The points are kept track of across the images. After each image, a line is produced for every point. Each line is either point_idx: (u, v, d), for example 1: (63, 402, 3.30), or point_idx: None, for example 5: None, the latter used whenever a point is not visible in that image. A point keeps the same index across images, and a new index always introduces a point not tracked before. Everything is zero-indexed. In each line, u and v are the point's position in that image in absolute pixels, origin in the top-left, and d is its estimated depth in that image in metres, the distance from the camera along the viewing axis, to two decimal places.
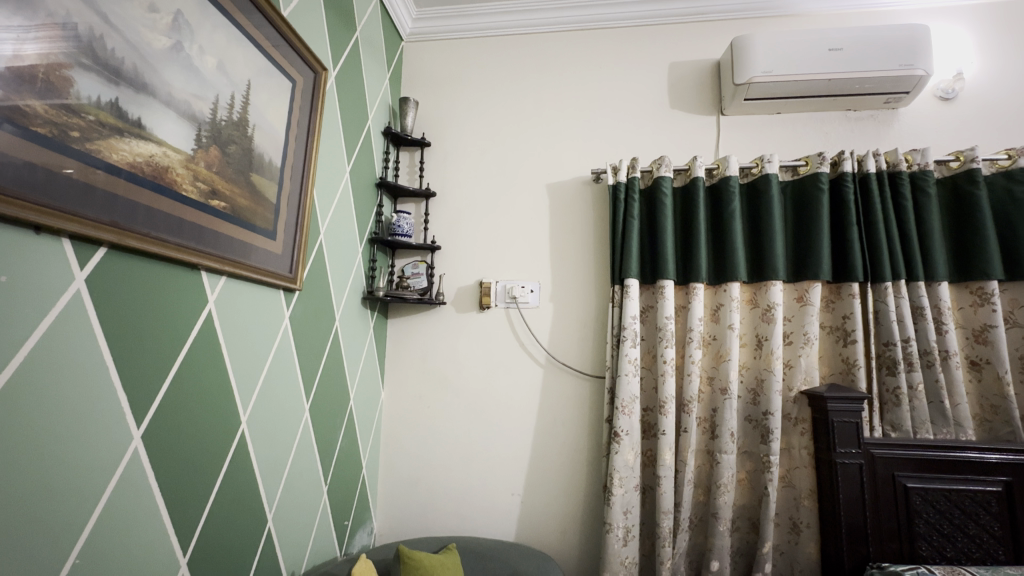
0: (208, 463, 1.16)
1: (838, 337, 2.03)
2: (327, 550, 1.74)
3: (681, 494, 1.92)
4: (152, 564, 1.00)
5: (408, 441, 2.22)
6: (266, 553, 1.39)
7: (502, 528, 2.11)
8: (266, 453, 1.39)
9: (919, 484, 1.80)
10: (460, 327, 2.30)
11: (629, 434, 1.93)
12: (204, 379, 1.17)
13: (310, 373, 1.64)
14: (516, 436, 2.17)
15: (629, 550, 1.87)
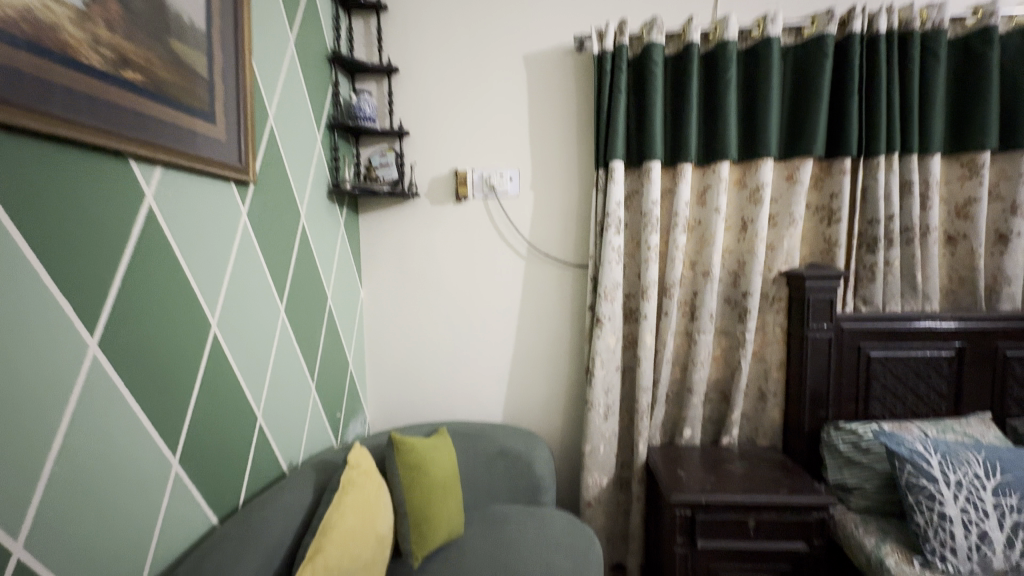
0: (182, 368, 1.12)
1: (823, 217, 2.00)
2: (323, 440, 1.80)
3: (659, 371, 2.02)
4: (141, 465, 1.00)
5: (392, 337, 2.23)
6: (260, 446, 1.43)
7: (490, 412, 2.22)
8: (244, 354, 1.36)
9: (880, 353, 1.92)
10: (436, 220, 2.18)
11: (611, 319, 1.96)
12: (159, 283, 1.07)
13: (279, 274, 1.55)
14: (500, 327, 2.19)
15: (609, 423, 2.00)
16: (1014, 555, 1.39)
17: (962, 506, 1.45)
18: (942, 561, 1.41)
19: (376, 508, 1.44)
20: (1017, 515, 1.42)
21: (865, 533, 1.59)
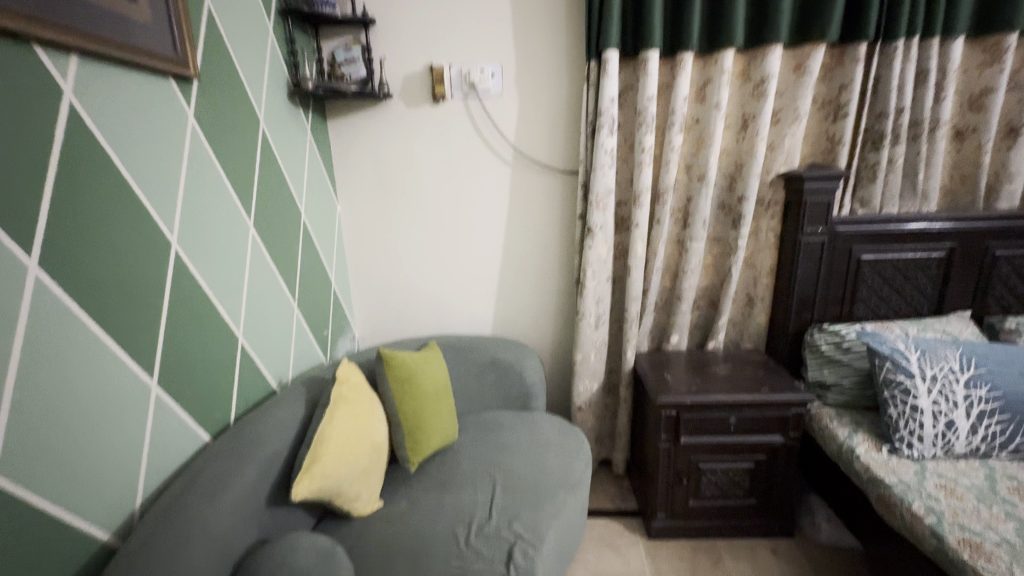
0: (144, 289, 1.04)
1: (829, 112, 1.86)
2: (312, 358, 1.79)
3: (650, 281, 1.99)
4: (114, 389, 0.96)
5: (375, 253, 2.14)
6: (246, 366, 1.40)
7: (479, 325, 2.22)
8: (214, 274, 1.27)
9: (872, 256, 1.90)
10: (413, 125, 1.99)
11: (603, 229, 1.88)
12: (99, 197, 0.95)
13: (242, 185, 1.42)
14: (486, 240, 2.11)
15: (599, 333, 2.01)
16: (975, 440, 1.48)
17: (934, 398, 1.51)
18: (908, 448, 1.50)
19: (370, 420, 1.45)
20: (985, 404, 1.49)
21: (838, 426, 1.67)
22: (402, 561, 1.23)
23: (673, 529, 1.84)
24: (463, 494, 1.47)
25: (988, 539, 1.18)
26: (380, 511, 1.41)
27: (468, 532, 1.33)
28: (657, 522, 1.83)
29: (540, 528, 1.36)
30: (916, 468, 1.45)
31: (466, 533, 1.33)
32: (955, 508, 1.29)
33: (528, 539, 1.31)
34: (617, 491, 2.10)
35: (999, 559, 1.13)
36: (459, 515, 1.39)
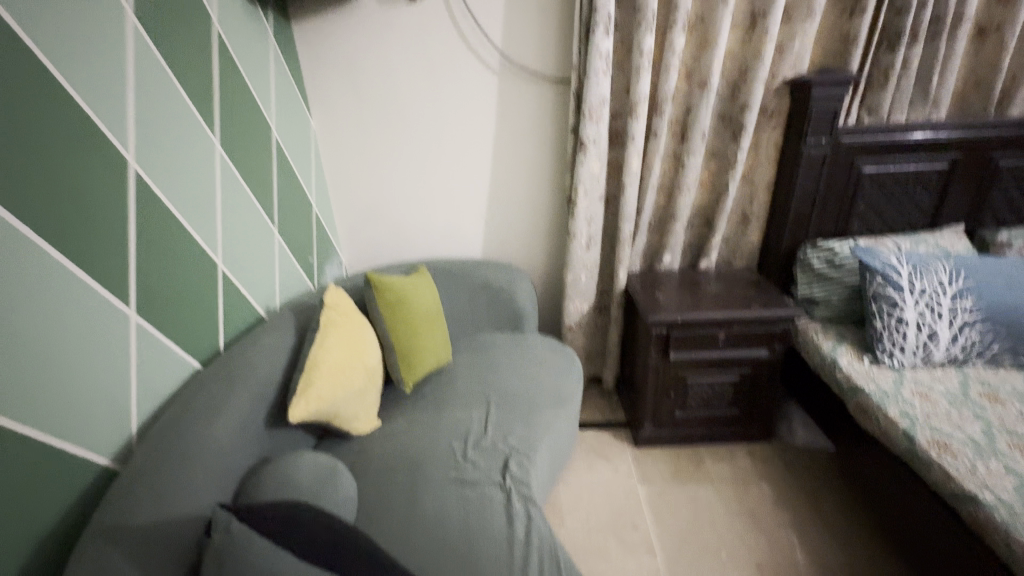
0: (104, 212, 0.97)
1: (845, 8, 1.70)
2: (298, 284, 1.75)
3: (644, 199, 1.93)
4: (89, 318, 0.92)
5: (357, 174, 2.02)
6: (229, 293, 1.36)
7: (469, 249, 2.17)
8: (182, 197, 1.19)
9: (873, 169, 1.83)
10: (388, 27, 1.79)
11: (596, 143, 1.78)
12: (35, 106, 0.85)
13: (200, 96, 1.28)
14: (474, 157, 2.00)
15: (591, 254, 1.98)
16: (954, 349, 1.52)
17: (920, 311, 1.53)
18: (889, 358, 1.55)
19: (362, 344, 1.44)
20: (969, 315, 1.52)
21: (823, 339, 1.71)
22: (402, 473, 1.28)
23: (659, 437, 1.94)
24: (459, 411, 1.51)
25: (956, 439, 1.26)
26: (378, 429, 1.45)
27: (465, 446, 1.38)
28: (644, 432, 1.93)
29: (534, 440, 1.42)
30: (894, 377, 1.50)
31: (462, 447, 1.38)
32: (928, 412, 1.36)
33: (523, 451, 1.37)
34: (606, 405, 2.19)
35: (964, 456, 1.21)
36: (455, 431, 1.43)
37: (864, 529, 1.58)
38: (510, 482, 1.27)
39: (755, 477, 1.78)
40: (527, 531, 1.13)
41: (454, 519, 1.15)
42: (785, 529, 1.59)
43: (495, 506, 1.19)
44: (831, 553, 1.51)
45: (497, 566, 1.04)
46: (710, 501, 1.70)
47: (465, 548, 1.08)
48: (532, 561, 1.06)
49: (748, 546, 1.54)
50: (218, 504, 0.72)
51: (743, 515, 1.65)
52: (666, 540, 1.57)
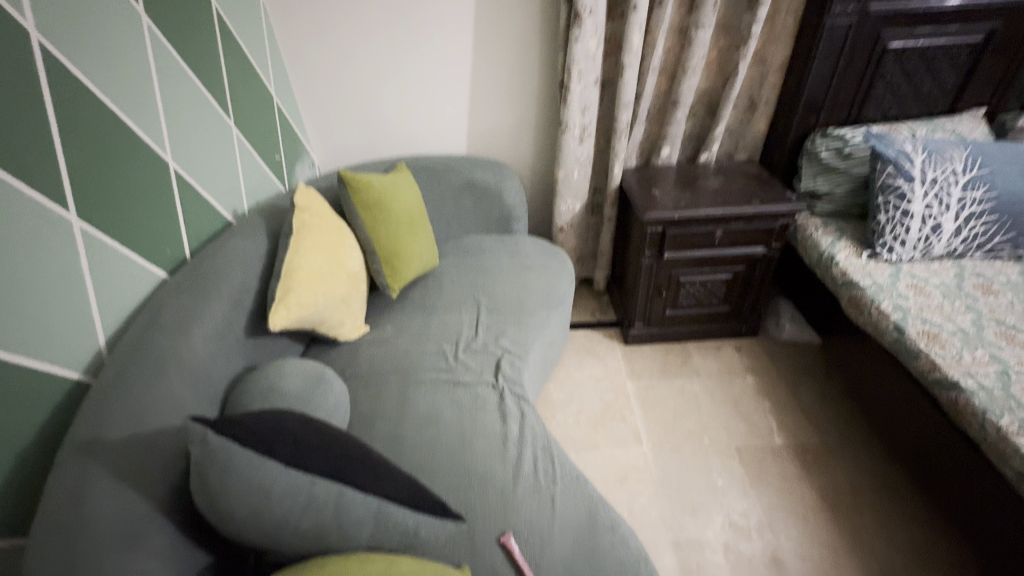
0: (12, 95, 0.81)
1: None
2: (267, 187, 1.60)
3: (645, 83, 1.74)
4: (23, 223, 0.81)
5: (319, 58, 1.77)
6: (187, 196, 1.23)
7: (453, 145, 1.99)
8: (110, 79, 1.01)
9: (900, 44, 1.64)
10: None
11: (592, 15, 1.55)
12: None
13: None
14: (452, 34, 1.74)
15: (584, 148, 1.83)
16: (955, 242, 1.48)
17: (927, 203, 1.47)
18: (889, 252, 1.51)
19: (342, 249, 1.35)
20: (977, 206, 1.46)
21: (822, 235, 1.65)
22: (394, 377, 1.28)
23: (648, 336, 1.96)
24: (448, 315, 1.48)
25: (946, 329, 1.27)
26: (367, 335, 1.42)
27: (456, 350, 1.36)
28: (634, 331, 1.95)
29: (526, 342, 1.40)
30: (891, 271, 1.48)
31: (454, 350, 1.36)
32: (921, 305, 1.35)
33: (515, 352, 1.36)
34: (596, 306, 2.19)
35: (952, 346, 1.22)
36: (445, 336, 1.41)
37: (839, 412, 1.66)
38: (503, 382, 1.27)
39: (740, 370, 1.84)
40: (520, 427, 1.15)
41: (448, 418, 1.16)
42: (764, 415, 1.68)
43: (489, 405, 1.20)
44: (806, 435, 1.61)
45: (491, 459, 1.07)
46: (695, 393, 1.77)
47: (459, 445, 1.10)
48: (525, 453, 1.08)
49: (729, 431, 1.63)
50: (191, 417, 0.67)
51: (726, 403, 1.72)
52: (652, 429, 1.65)
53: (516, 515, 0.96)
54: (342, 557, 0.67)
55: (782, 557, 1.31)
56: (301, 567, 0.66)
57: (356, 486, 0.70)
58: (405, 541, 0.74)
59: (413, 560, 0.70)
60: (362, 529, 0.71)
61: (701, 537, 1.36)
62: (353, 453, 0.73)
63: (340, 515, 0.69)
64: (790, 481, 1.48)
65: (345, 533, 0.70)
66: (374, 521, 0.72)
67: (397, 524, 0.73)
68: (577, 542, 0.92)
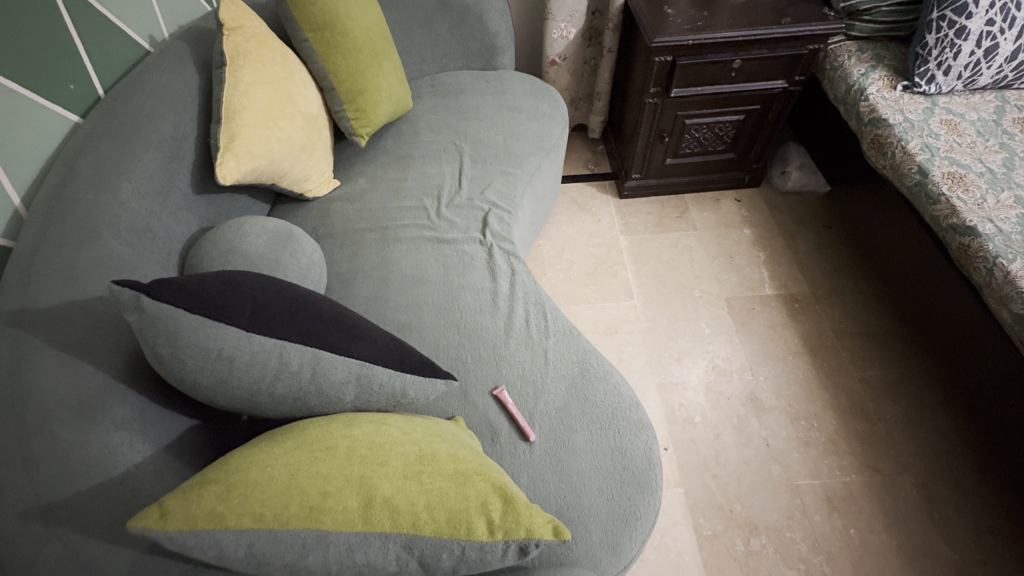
0: None
1: None
2: (192, 6, 1.27)
3: None
4: None
5: None
6: (85, 12, 0.95)
7: None
8: None
9: None
10: None
11: None
12: None
13: None
14: None
15: None
16: (1007, 69, 1.29)
17: (988, 19, 1.24)
18: (928, 83, 1.31)
19: (291, 85, 1.12)
20: None
21: (855, 64, 1.43)
22: (371, 236, 1.17)
23: (645, 188, 1.83)
24: (427, 167, 1.32)
25: (973, 171, 1.16)
26: (338, 191, 1.27)
27: (438, 205, 1.24)
28: (629, 183, 1.81)
29: (514, 195, 1.28)
30: (926, 106, 1.30)
31: (436, 205, 1.24)
32: (951, 144, 1.22)
33: (503, 206, 1.24)
34: (591, 156, 2.01)
35: (976, 189, 1.13)
36: (426, 189, 1.27)
37: (834, 262, 1.64)
38: (490, 238, 1.17)
39: (737, 223, 1.77)
40: (511, 284, 1.09)
41: (433, 277, 1.09)
42: (757, 266, 1.65)
43: (476, 262, 1.13)
44: (797, 284, 1.60)
45: (480, 317, 1.03)
46: (689, 246, 1.72)
47: (447, 303, 1.05)
48: (516, 310, 1.04)
49: (720, 283, 1.62)
50: (115, 281, 0.57)
51: (720, 256, 1.68)
52: (643, 283, 1.63)
53: (509, 369, 0.95)
54: (326, 420, 0.64)
55: (759, 394, 1.39)
56: (284, 431, 0.63)
57: (331, 350, 0.64)
58: (394, 401, 0.68)
59: (403, 421, 0.67)
60: (345, 391, 0.66)
61: (684, 379, 1.42)
62: (324, 317, 0.67)
63: (317, 378, 0.64)
64: (776, 328, 1.51)
65: (327, 396, 0.65)
66: (356, 383, 0.66)
67: (382, 385, 0.67)
68: (569, 392, 0.93)
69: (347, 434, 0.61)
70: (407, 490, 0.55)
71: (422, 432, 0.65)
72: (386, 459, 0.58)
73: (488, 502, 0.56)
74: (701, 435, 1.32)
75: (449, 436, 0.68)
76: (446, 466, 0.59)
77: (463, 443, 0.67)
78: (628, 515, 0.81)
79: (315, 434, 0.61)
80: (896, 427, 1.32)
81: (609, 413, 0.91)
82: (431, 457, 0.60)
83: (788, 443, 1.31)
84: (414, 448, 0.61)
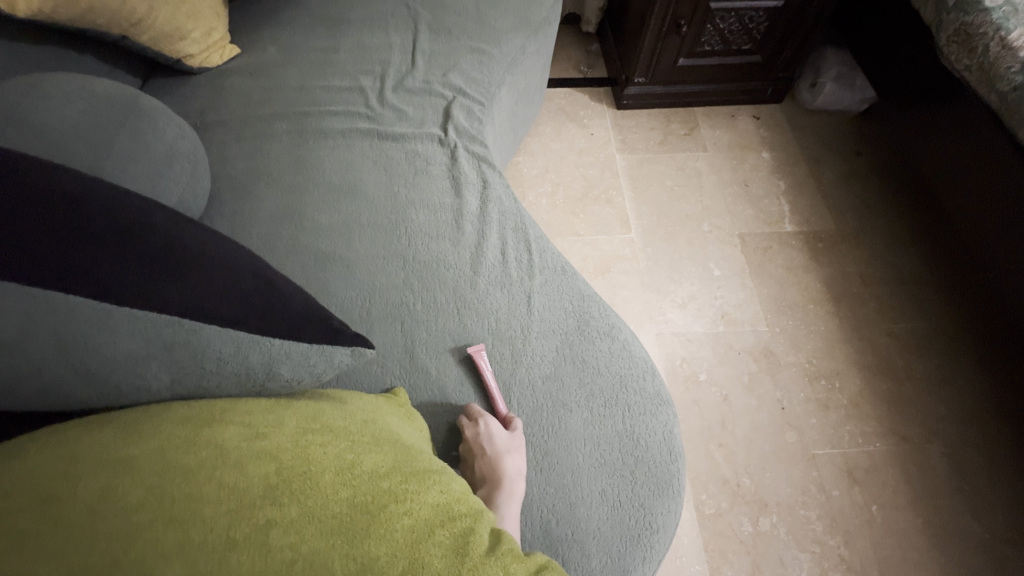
0: None
1: None
2: None
3: None
4: None
5: None
6: None
7: None
8: None
9: None
10: None
11: None
12: None
13: None
14: None
15: None
16: None
17: None
18: None
19: None
20: None
21: None
22: (282, 125, 0.82)
23: (648, 96, 1.49)
24: (367, 36, 0.94)
25: None
26: (240, 61, 0.88)
27: (381, 87, 0.88)
28: (631, 89, 1.46)
29: (488, 81, 0.93)
30: None
31: (377, 88, 0.88)
32: None
33: (472, 95, 0.90)
34: (584, 55, 1.62)
35: None
36: (362, 63, 0.91)
37: (864, 194, 1.39)
38: (453, 137, 0.84)
39: (755, 144, 1.48)
40: (481, 202, 0.78)
41: (370, 188, 0.77)
42: (776, 197, 1.39)
43: (434, 169, 0.80)
44: (821, 220, 1.35)
45: (436, 245, 0.72)
46: (698, 170, 1.42)
47: (389, 224, 0.73)
48: (489, 237, 0.74)
49: (733, 216, 1.35)
50: None
51: (732, 184, 1.40)
52: (642, 212, 1.34)
53: (475, 322, 0.67)
54: (111, 429, 0.37)
55: (773, 348, 1.17)
56: (20, 456, 0.35)
57: (98, 296, 0.40)
58: (252, 386, 0.46)
59: (263, 412, 0.41)
60: (148, 372, 0.42)
61: (687, 330, 1.18)
62: (94, 237, 0.42)
63: (81, 356, 0.40)
64: (795, 270, 1.28)
65: (121, 384, 0.42)
66: (165, 359, 0.42)
67: (219, 363, 0.44)
68: (561, 353, 0.66)
69: (139, 457, 0.34)
70: (251, 564, 0.30)
71: (293, 431, 0.39)
72: (213, 504, 0.32)
73: (417, 559, 0.34)
74: (706, 397, 1.11)
75: (347, 425, 0.43)
76: (337, 498, 0.35)
77: (372, 436, 0.43)
78: (641, 529, 0.58)
79: (76, 462, 0.33)
80: (925, 388, 1.14)
81: (615, 383, 0.65)
82: (308, 482, 0.35)
83: (805, 406, 1.11)
84: (274, 467, 0.35)
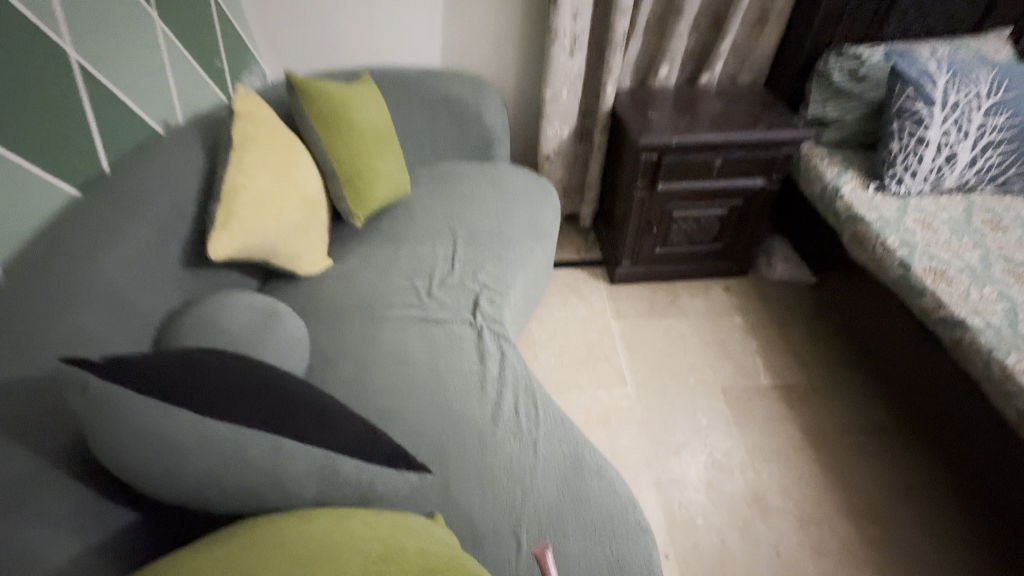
0: None
1: None
2: (210, 99, 1.34)
3: None
4: None
5: None
6: (102, 101, 0.99)
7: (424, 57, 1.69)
8: None
9: None
10: None
11: None
12: None
13: None
14: None
15: (575, 63, 1.62)
16: (968, 173, 1.38)
17: (944, 130, 1.35)
18: (897, 185, 1.40)
19: (295, 168, 1.17)
20: (996, 135, 1.35)
21: (827, 167, 1.51)
22: (358, 314, 1.15)
23: (635, 275, 1.86)
24: (421, 249, 1.33)
25: (953, 267, 1.20)
26: (332, 269, 1.26)
27: (430, 285, 1.24)
28: (620, 270, 1.84)
29: (507, 278, 1.29)
30: (898, 205, 1.38)
31: (426, 286, 1.23)
32: (929, 240, 1.27)
33: (495, 289, 1.25)
34: (582, 243, 2.05)
35: (960, 283, 1.17)
36: (417, 269, 1.28)
37: (827, 352, 1.63)
38: (482, 320, 1.16)
39: (728, 310, 1.78)
40: (500, 368, 1.05)
41: (419, 359, 1.05)
42: (751, 355, 1.63)
43: (466, 345, 1.10)
44: (793, 375, 1.57)
45: (467, 403, 0.97)
46: (682, 333, 1.70)
47: (433, 386, 1.00)
48: (506, 396, 0.99)
49: (715, 371, 1.59)
50: (66, 361, 0.61)
51: (712, 344, 1.67)
52: (636, 370, 1.59)
53: (495, 463, 0.88)
54: (273, 523, 0.59)
55: (762, 493, 1.30)
56: (223, 539, 0.57)
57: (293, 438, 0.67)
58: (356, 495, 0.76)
59: (363, 516, 0.63)
60: (305, 486, 0.70)
61: (683, 476, 1.33)
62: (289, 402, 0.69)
63: (275, 473, 0.67)
64: (776, 421, 1.45)
65: (288, 493, 0.69)
66: (317, 477, 0.71)
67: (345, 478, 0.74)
68: (561, 489, 0.85)
69: (300, 537, 0.56)
70: None
71: (385, 528, 0.61)
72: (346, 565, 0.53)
73: None
74: (705, 540, 1.21)
75: (416, 529, 0.64)
76: (414, 566, 0.55)
77: (432, 538, 0.63)
78: None
79: (263, 539, 0.56)
80: (912, 533, 1.23)
81: (603, 513, 0.83)
82: (397, 558, 0.55)
83: (798, 550, 1.20)
84: (377, 549, 0.56)
